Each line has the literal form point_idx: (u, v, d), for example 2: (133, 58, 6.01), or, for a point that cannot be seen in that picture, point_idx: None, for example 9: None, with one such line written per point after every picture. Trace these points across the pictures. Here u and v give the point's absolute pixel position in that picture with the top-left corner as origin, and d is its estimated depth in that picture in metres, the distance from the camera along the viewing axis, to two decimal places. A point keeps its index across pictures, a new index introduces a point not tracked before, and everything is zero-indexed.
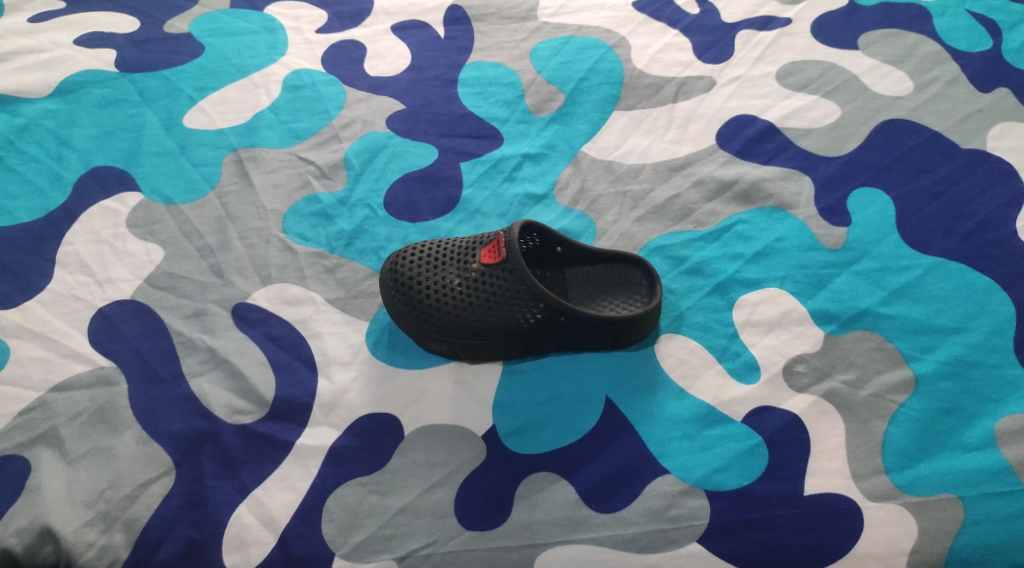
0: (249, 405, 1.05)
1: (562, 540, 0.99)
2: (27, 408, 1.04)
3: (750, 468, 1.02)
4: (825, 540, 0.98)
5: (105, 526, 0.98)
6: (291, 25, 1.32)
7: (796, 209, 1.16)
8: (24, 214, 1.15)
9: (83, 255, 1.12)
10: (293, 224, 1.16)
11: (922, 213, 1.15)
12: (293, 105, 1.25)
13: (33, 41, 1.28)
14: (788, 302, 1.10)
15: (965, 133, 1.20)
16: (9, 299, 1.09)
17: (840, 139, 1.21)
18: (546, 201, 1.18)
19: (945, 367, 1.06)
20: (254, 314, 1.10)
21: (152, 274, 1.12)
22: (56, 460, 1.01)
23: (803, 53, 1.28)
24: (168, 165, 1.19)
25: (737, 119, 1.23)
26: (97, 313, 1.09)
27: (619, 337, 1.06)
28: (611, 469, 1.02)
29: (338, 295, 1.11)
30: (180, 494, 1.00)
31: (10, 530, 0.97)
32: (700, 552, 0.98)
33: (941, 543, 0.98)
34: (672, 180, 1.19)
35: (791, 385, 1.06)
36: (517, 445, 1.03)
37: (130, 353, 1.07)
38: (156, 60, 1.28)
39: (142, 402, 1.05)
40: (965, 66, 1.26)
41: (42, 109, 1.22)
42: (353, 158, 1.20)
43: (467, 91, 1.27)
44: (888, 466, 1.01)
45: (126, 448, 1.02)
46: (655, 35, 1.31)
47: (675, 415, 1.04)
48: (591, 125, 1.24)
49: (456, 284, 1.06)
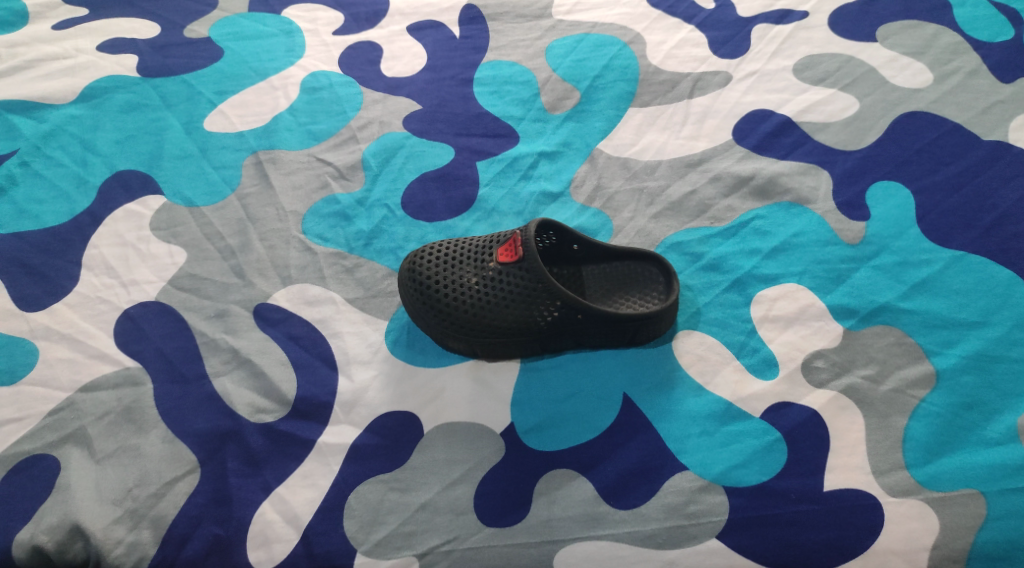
0: (271, 404, 1.06)
1: (581, 537, 0.99)
2: (56, 407, 1.06)
3: (769, 464, 1.01)
4: (845, 536, 0.98)
5: (132, 523, 1.00)
6: (308, 27, 1.33)
7: (814, 203, 1.15)
8: (50, 217, 1.17)
9: (109, 258, 1.14)
10: (313, 225, 1.17)
11: (942, 206, 1.14)
12: (311, 106, 1.26)
13: (58, 48, 1.30)
14: (806, 297, 1.10)
15: (986, 124, 1.19)
16: (36, 301, 1.12)
17: (858, 132, 1.20)
18: (562, 199, 1.18)
19: (967, 361, 1.05)
20: (275, 314, 1.11)
21: (175, 276, 1.14)
22: (84, 459, 1.03)
23: (821, 46, 1.27)
24: (190, 168, 1.21)
25: (754, 114, 1.23)
26: (122, 314, 1.11)
27: (636, 335, 1.07)
28: (629, 465, 1.02)
29: (357, 295, 1.12)
30: (204, 492, 1.02)
31: (42, 528, 1.00)
32: (719, 548, 0.98)
33: (963, 539, 0.97)
34: (688, 176, 1.19)
35: (810, 380, 1.05)
36: (536, 442, 1.04)
37: (154, 353, 1.09)
38: (176, 65, 1.29)
39: (166, 402, 1.06)
40: (985, 56, 1.24)
41: (67, 115, 1.24)
42: (370, 159, 1.21)
43: (484, 90, 1.27)
44: (908, 462, 1.01)
45: (152, 447, 1.04)
46: (670, 31, 1.31)
47: (693, 411, 1.04)
48: (606, 122, 1.24)
49: (473, 282, 1.07)
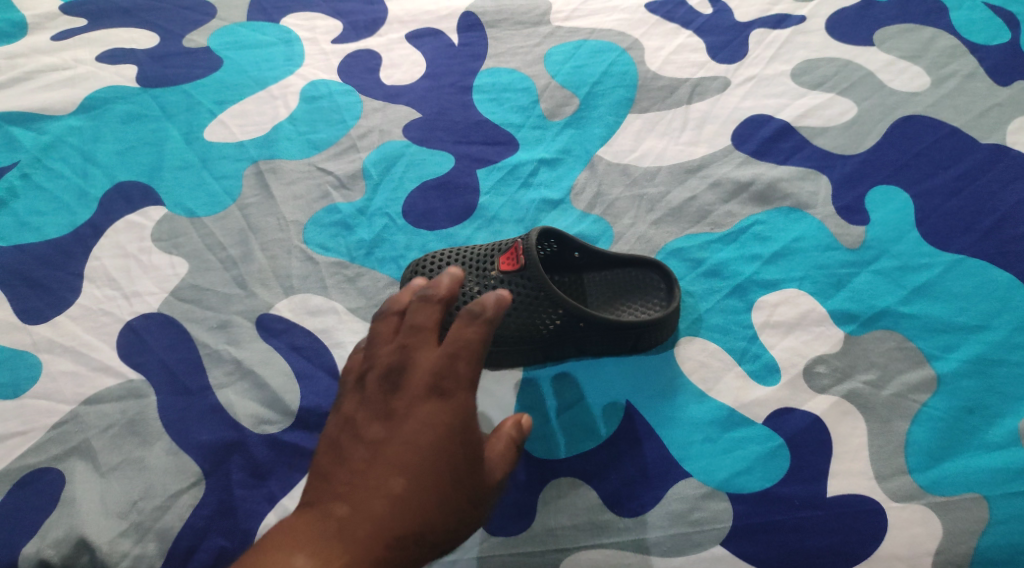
0: (275, 415, 1.06)
1: (587, 545, 1.00)
2: (60, 421, 1.06)
3: (772, 470, 1.02)
4: (848, 542, 0.99)
5: (138, 536, 1.01)
6: (306, 35, 1.33)
7: (814, 208, 1.16)
8: (52, 230, 1.17)
9: (110, 270, 1.14)
10: (314, 235, 1.17)
11: (941, 210, 1.14)
12: (311, 115, 1.26)
13: (56, 59, 1.30)
14: (807, 302, 1.10)
15: (984, 127, 1.19)
16: (39, 314, 1.12)
17: (857, 137, 1.20)
18: (562, 206, 1.18)
19: (968, 365, 1.05)
20: (278, 324, 1.11)
21: (177, 287, 1.14)
22: (89, 472, 1.04)
23: (819, 50, 1.27)
24: (191, 178, 1.21)
25: (753, 119, 1.23)
26: (125, 327, 1.11)
27: (638, 342, 1.07)
28: (633, 473, 1.03)
29: (360, 305, 1.12)
30: (209, 504, 1.02)
31: (47, 542, 1.00)
32: (724, 555, 0.99)
33: (965, 543, 0.98)
34: (688, 182, 1.19)
35: (811, 386, 1.06)
36: (540, 450, 1.04)
37: (158, 365, 1.09)
38: (176, 75, 1.29)
39: (170, 413, 1.07)
40: (982, 59, 1.24)
41: (67, 126, 1.24)
42: (371, 168, 1.21)
43: (483, 98, 1.27)
44: (910, 467, 1.02)
45: (157, 460, 1.04)
46: (668, 36, 1.31)
47: (696, 418, 1.05)
48: (606, 128, 1.24)
49: (475, 292, 1.07)
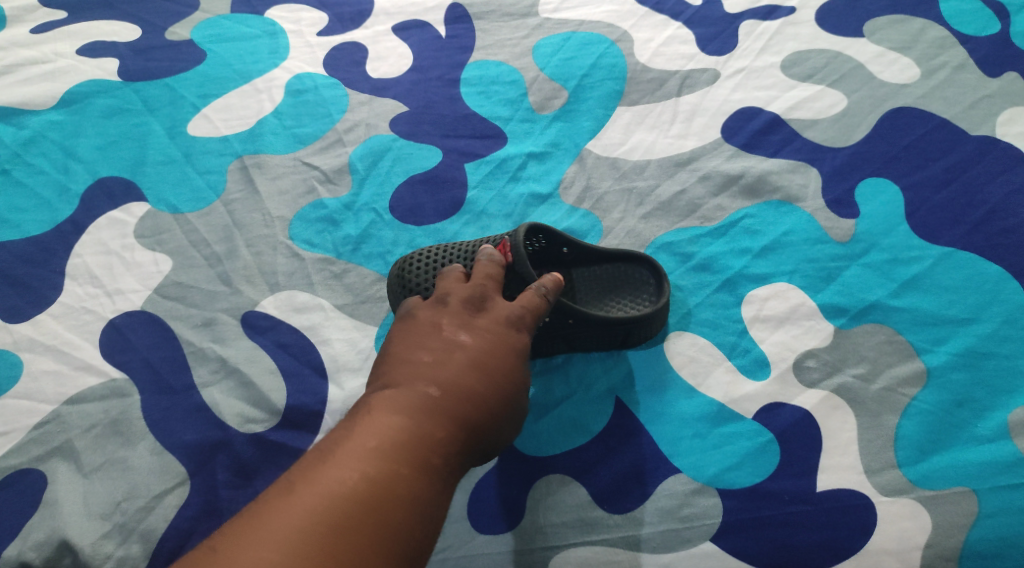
0: (261, 414, 1.05)
1: (576, 542, 1.00)
2: (42, 421, 1.05)
3: (762, 465, 1.02)
4: (838, 537, 0.99)
5: (122, 537, 1.00)
6: (291, 28, 1.31)
7: (803, 201, 1.15)
8: (32, 227, 1.15)
9: (92, 267, 1.13)
10: (300, 230, 1.16)
11: (931, 202, 1.14)
12: (296, 109, 1.24)
13: (36, 52, 1.28)
14: (797, 297, 1.10)
15: (973, 119, 1.18)
16: (20, 313, 1.10)
17: (846, 129, 1.20)
18: (551, 200, 1.17)
19: (957, 358, 1.05)
20: (263, 321, 1.10)
21: (160, 284, 1.12)
22: (72, 473, 1.03)
23: (809, 42, 1.26)
24: (174, 174, 1.19)
25: (742, 112, 1.22)
26: (107, 325, 1.10)
27: (628, 337, 1.06)
28: (623, 469, 1.02)
29: (346, 301, 1.11)
30: (194, 504, 1.01)
31: (29, 544, 0.99)
32: (713, 551, 0.99)
33: (955, 537, 0.98)
34: (677, 176, 1.18)
35: (801, 380, 1.05)
36: (530, 447, 1.03)
37: (142, 364, 1.08)
38: (158, 68, 1.27)
39: (154, 413, 1.05)
40: (973, 50, 1.24)
41: (47, 120, 1.23)
42: (357, 163, 1.20)
43: (471, 91, 1.26)
44: (899, 461, 1.01)
45: (141, 460, 1.03)
46: (657, 28, 1.30)
47: (685, 414, 1.04)
48: (595, 122, 1.23)
49: None
